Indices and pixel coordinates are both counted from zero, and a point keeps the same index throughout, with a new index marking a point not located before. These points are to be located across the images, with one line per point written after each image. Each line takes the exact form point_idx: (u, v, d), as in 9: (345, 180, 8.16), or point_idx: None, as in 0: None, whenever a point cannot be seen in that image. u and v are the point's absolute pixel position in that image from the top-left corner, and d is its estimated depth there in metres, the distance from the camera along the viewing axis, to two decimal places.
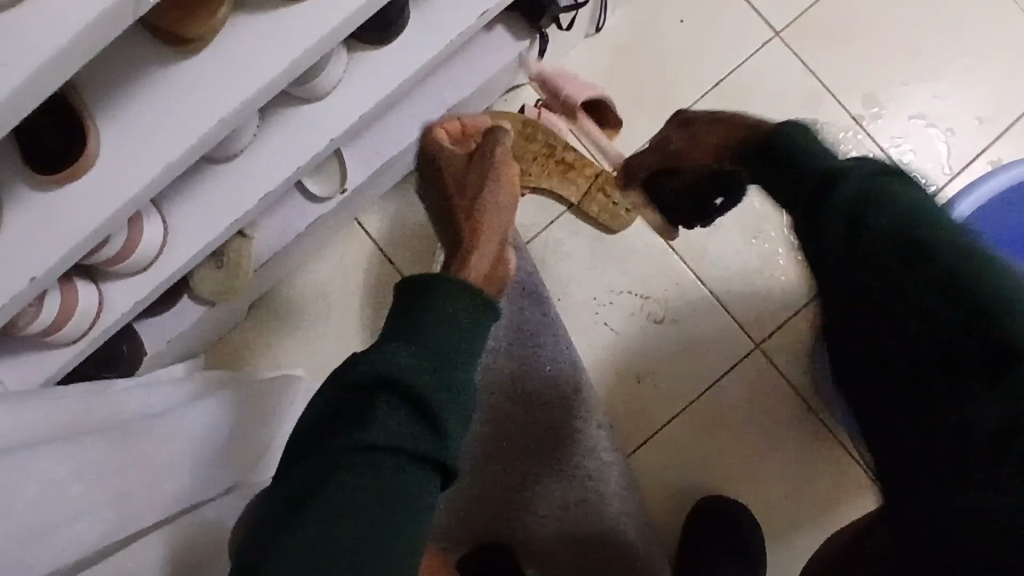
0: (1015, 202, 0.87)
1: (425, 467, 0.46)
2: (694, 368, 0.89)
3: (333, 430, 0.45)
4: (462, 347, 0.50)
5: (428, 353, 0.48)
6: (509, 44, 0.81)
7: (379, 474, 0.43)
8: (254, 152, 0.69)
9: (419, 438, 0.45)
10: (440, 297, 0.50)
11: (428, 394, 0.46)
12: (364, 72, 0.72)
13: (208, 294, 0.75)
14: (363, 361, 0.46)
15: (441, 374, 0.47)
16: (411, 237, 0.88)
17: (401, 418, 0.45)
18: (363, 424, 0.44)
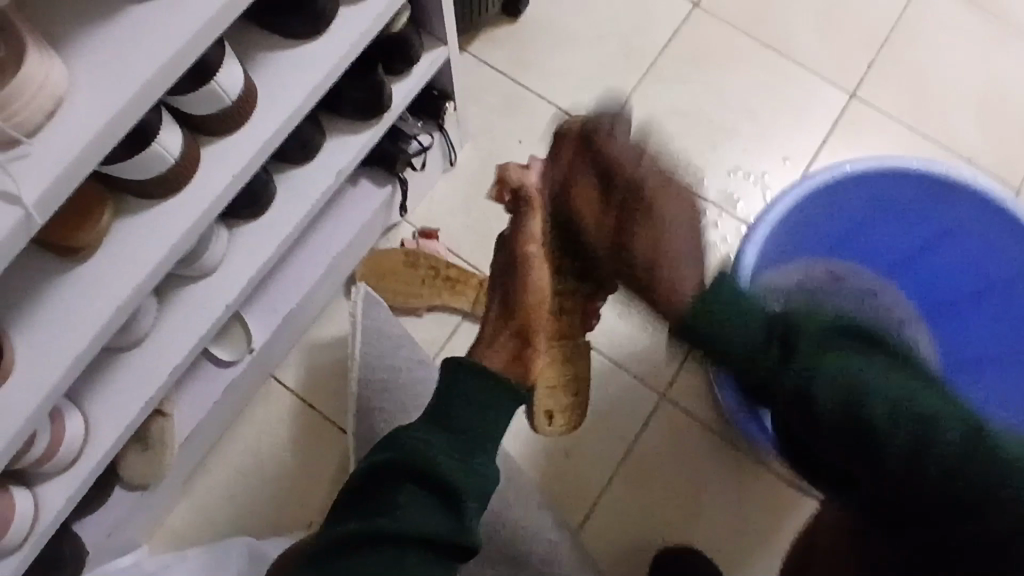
0: (811, 216, 0.88)
1: (446, 546, 0.53)
2: (612, 430, 0.97)
3: (367, 509, 0.53)
4: (481, 432, 0.56)
5: (467, 437, 0.56)
6: (373, 192, 0.94)
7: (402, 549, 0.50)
8: (159, 335, 0.76)
9: (440, 520, 0.52)
10: (478, 393, 0.56)
11: (450, 480, 0.53)
12: (246, 242, 0.81)
13: (139, 480, 0.83)
14: (397, 446, 0.54)
15: (463, 461, 0.55)
16: (327, 379, 0.98)
17: (424, 502, 0.52)
18: (395, 504, 0.52)
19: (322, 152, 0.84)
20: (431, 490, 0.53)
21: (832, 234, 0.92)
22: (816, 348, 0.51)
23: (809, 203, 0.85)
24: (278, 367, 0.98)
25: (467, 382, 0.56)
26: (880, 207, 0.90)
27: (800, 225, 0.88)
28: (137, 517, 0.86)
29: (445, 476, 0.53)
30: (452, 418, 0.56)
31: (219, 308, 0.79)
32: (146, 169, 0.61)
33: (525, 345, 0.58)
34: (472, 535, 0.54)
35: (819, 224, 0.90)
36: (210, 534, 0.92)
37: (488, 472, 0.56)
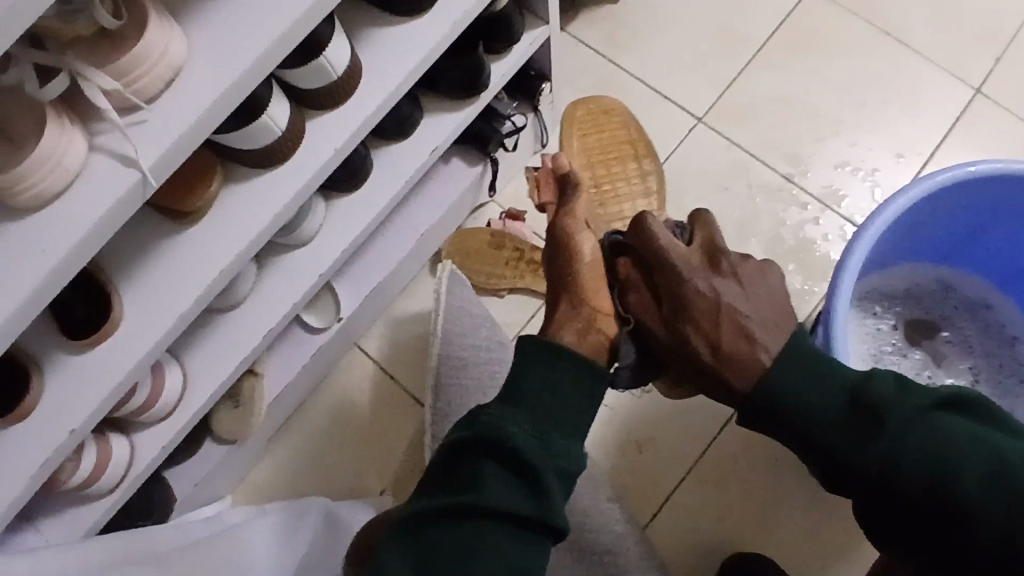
0: (921, 221, 0.82)
1: (531, 529, 0.47)
2: (689, 428, 0.94)
3: (442, 487, 0.48)
4: (564, 411, 0.50)
5: (545, 417, 0.49)
6: (464, 171, 0.94)
7: (481, 537, 0.45)
8: (254, 300, 0.80)
9: (521, 502, 0.46)
10: (548, 369, 0.50)
11: (531, 459, 0.47)
12: (340, 215, 0.83)
13: (229, 435, 0.88)
14: (477, 424, 0.49)
15: (547, 440, 0.48)
16: (408, 353, 1.00)
17: (505, 482, 0.47)
18: (474, 487, 0.46)
19: (418, 129, 0.84)
20: (507, 467, 0.47)
21: (933, 236, 0.85)
22: (910, 423, 0.51)
23: (927, 204, 0.79)
24: (362, 337, 1.01)
25: (535, 360, 0.50)
26: (1001, 213, 0.83)
27: (910, 227, 0.82)
28: (224, 468, 0.91)
29: (520, 454, 0.47)
30: (528, 395, 0.49)
31: (311, 278, 0.81)
32: (255, 139, 0.63)
33: (594, 313, 0.54)
34: (559, 517, 0.47)
35: (927, 227, 0.84)
36: (291, 489, 0.97)
37: (571, 451, 0.49)
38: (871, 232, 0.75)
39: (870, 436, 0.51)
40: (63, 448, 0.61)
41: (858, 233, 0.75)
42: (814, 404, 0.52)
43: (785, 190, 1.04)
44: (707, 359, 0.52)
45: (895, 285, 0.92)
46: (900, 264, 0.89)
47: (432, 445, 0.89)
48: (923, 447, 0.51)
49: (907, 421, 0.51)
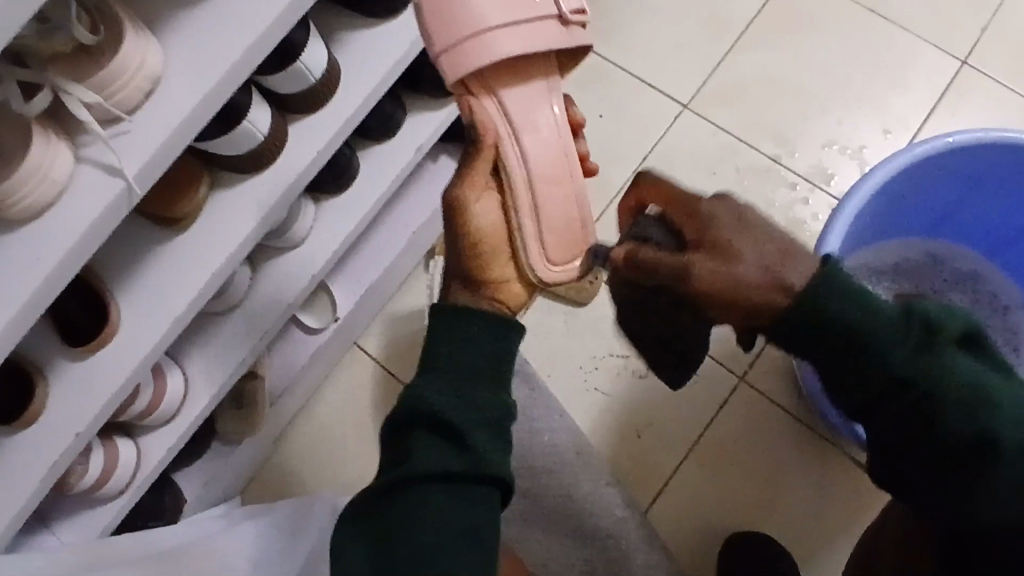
0: (903, 194, 0.82)
1: (472, 485, 0.49)
2: (686, 412, 0.95)
3: (382, 471, 0.50)
4: (478, 369, 0.52)
5: (461, 375, 0.51)
6: (452, 167, 0.96)
7: (423, 505, 0.47)
8: (250, 301, 0.82)
9: (454, 458, 0.48)
10: (458, 330, 0.52)
11: (456, 420, 0.49)
12: (330, 217, 0.85)
13: (233, 436, 0.91)
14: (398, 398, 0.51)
15: (468, 397, 0.50)
16: (406, 349, 1.02)
17: (437, 446, 0.49)
18: (408, 458, 0.48)
19: (402, 129, 0.86)
20: (434, 431, 0.49)
21: (914, 210, 0.86)
22: (951, 360, 0.46)
23: (915, 177, 0.79)
24: (362, 336, 1.02)
25: (444, 327, 0.53)
26: (983, 181, 0.82)
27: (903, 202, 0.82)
28: (232, 468, 0.93)
29: (444, 417, 0.49)
30: (438, 358, 0.52)
31: (305, 277, 0.83)
32: (238, 145, 0.65)
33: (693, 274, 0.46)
34: (494, 467, 0.49)
35: (912, 203, 0.84)
36: (298, 486, 0.99)
37: (492, 400, 0.51)
38: (858, 193, 0.75)
39: (907, 356, 0.45)
40: (73, 449, 0.63)
41: (836, 212, 0.75)
42: (875, 329, 0.44)
43: (772, 171, 1.04)
44: (772, 277, 0.44)
45: (886, 259, 0.91)
46: (884, 238, 0.89)
47: None
48: (969, 386, 0.46)
49: (948, 348, 0.46)
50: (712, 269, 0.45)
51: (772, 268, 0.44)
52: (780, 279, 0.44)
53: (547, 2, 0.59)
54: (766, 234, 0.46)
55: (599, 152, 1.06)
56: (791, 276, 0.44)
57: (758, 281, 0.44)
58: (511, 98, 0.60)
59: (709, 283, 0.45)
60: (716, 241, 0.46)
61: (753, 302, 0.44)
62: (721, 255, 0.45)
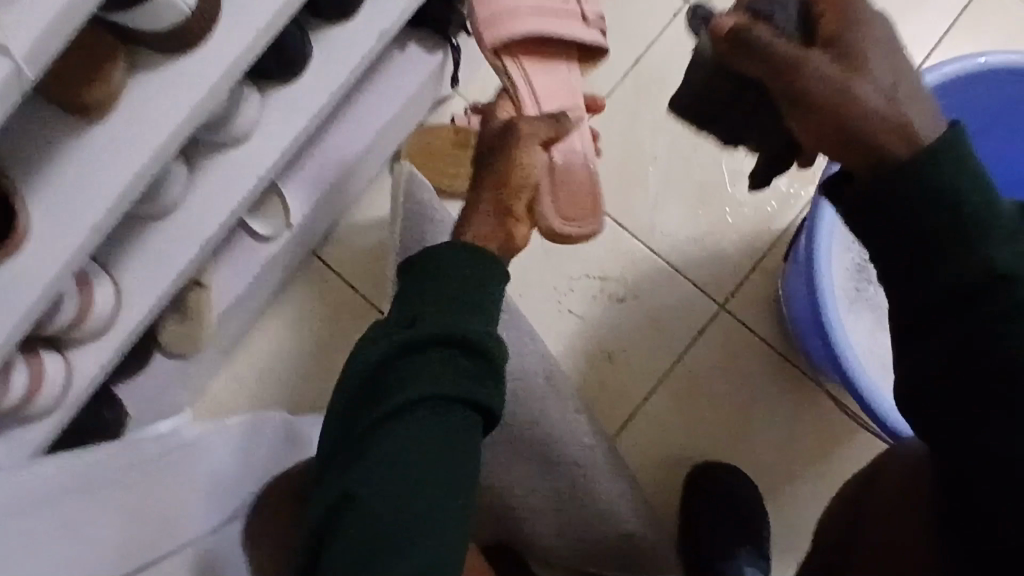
0: None
1: (467, 417, 0.47)
2: (662, 340, 0.90)
3: (370, 396, 0.47)
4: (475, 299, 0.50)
5: (460, 299, 0.50)
6: (422, 59, 0.84)
7: (418, 433, 0.45)
8: (189, 203, 0.73)
9: (454, 384, 0.46)
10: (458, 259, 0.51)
11: (458, 342, 0.47)
12: (279, 111, 0.74)
13: (178, 350, 0.84)
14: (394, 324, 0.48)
15: (467, 324, 0.49)
16: (368, 262, 0.94)
17: (437, 370, 0.46)
18: (406, 379, 0.46)
19: (364, 10, 0.74)
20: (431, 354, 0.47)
21: None
22: None
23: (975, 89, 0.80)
24: (320, 245, 0.94)
25: (452, 257, 0.51)
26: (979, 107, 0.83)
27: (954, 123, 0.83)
28: (177, 382, 0.87)
29: (447, 337, 0.47)
30: (437, 279, 0.51)
31: (250, 180, 0.74)
32: (160, 16, 0.54)
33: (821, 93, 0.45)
34: (489, 399, 0.48)
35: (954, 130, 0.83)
36: (251, 400, 0.93)
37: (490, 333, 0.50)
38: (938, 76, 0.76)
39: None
40: None
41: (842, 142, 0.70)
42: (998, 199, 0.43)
43: None
44: (895, 127, 0.44)
45: None
46: None
47: None
48: None
49: None
50: (840, 83, 0.45)
51: (893, 100, 0.45)
52: (903, 118, 0.45)
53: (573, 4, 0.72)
54: (895, 65, 0.46)
55: None
56: (913, 119, 0.45)
57: (879, 111, 0.45)
58: (533, 70, 0.72)
59: (843, 103, 0.44)
60: (851, 57, 0.45)
61: (875, 140, 0.45)
62: (851, 71, 0.45)
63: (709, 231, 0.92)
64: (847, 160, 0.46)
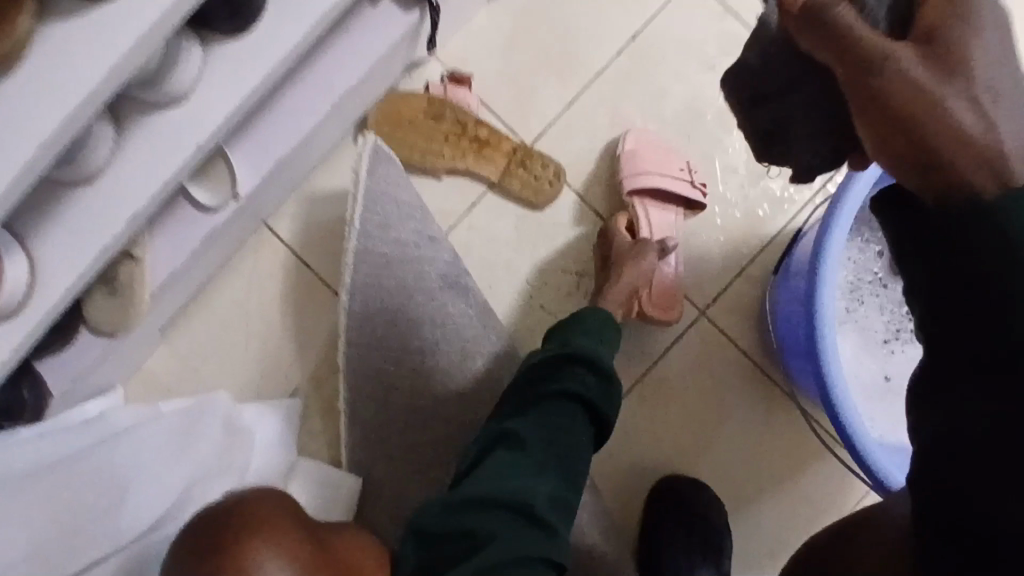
0: None
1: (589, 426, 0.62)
2: (638, 344, 0.85)
3: (534, 383, 0.64)
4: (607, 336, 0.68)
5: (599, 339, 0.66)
6: (398, 18, 0.75)
7: (553, 431, 0.60)
8: (118, 169, 0.63)
9: (590, 393, 0.62)
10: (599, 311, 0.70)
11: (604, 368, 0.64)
12: (224, 68, 0.65)
13: (106, 327, 0.72)
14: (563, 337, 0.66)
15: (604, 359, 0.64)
16: (324, 237, 0.85)
17: (588, 383, 0.63)
18: (558, 375, 0.63)
19: None
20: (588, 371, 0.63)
21: None
22: None
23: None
24: (272, 215, 0.85)
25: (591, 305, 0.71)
26: None
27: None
28: (103, 364, 0.76)
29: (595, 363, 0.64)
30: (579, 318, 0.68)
31: (192, 147, 0.64)
32: None
33: (895, 91, 0.36)
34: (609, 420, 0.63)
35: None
36: (188, 384, 0.84)
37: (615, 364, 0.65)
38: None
39: None
40: None
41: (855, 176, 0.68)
42: None
43: None
44: (974, 155, 0.36)
45: None
46: None
47: (347, 349, 0.78)
48: None
49: None
50: (923, 84, 0.36)
51: (991, 116, 0.36)
52: (1000, 150, 0.36)
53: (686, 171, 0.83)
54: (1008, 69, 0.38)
55: (579, 22, 0.86)
56: (1015, 156, 0.36)
57: (969, 132, 0.36)
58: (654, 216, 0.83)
59: (909, 105, 0.36)
60: (947, 55, 0.37)
61: (938, 167, 0.36)
62: (940, 72, 0.37)
63: (695, 231, 0.86)
64: (916, 184, 0.38)
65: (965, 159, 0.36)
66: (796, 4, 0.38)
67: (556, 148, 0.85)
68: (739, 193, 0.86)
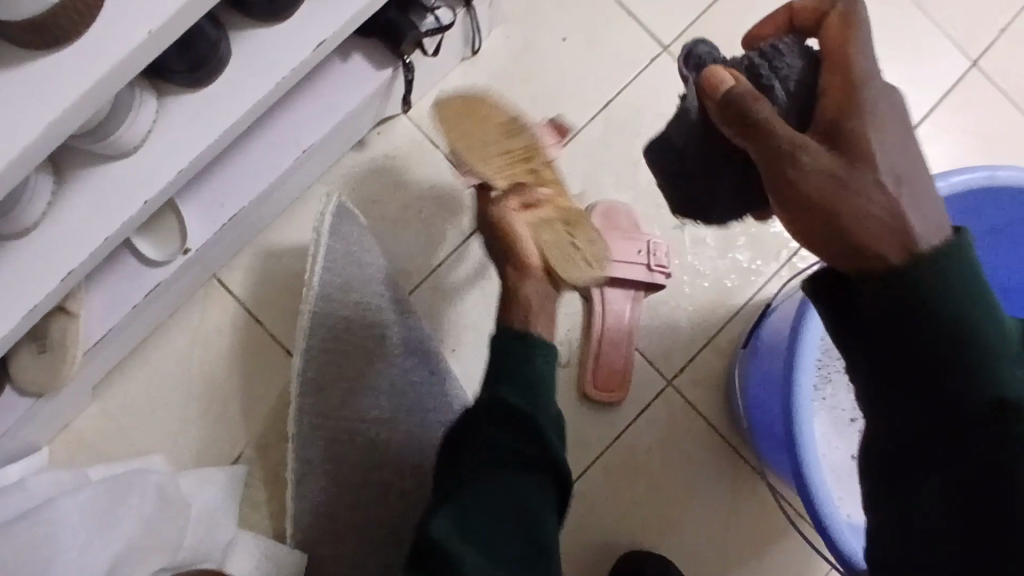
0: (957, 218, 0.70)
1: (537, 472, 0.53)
2: (604, 414, 0.83)
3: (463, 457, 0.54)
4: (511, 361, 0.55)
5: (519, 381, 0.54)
6: (369, 74, 0.73)
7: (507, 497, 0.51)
8: (54, 224, 0.58)
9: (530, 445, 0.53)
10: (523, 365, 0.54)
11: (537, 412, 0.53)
12: (179, 119, 0.61)
13: (33, 387, 0.66)
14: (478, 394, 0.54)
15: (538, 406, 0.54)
16: (280, 293, 0.81)
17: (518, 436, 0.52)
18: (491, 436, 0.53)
19: (304, 9, 0.62)
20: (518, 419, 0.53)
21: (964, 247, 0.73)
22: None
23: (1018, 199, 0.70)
24: (224, 269, 0.80)
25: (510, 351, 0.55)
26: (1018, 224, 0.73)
27: (993, 232, 0.74)
28: (26, 426, 0.69)
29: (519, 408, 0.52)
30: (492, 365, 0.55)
31: (138, 202, 0.60)
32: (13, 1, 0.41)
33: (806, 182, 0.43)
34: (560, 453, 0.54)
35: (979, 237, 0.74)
36: (117, 448, 0.77)
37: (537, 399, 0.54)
38: (953, 182, 0.66)
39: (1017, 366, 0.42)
40: None
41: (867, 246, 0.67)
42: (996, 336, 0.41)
43: None
44: (886, 236, 0.42)
45: None
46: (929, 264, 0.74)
47: (298, 418, 0.74)
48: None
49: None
50: (834, 173, 0.43)
51: (900, 199, 0.43)
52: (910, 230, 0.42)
53: (641, 253, 0.82)
54: (908, 156, 0.44)
55: (551, 89, 0.85)
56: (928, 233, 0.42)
57: (878, 216, 0.43)
58: (608, 296, 0.82)
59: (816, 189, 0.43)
60: (851, 141, 0.43)
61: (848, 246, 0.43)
62: (847, 161, 0.43)
63: (663, 300, 0.85)
64: (835, 259, 0.44)
65: (874, 236, 0.42)
66: (716, 95, 0.45)
67: None
68: (708, 264, 0.85)
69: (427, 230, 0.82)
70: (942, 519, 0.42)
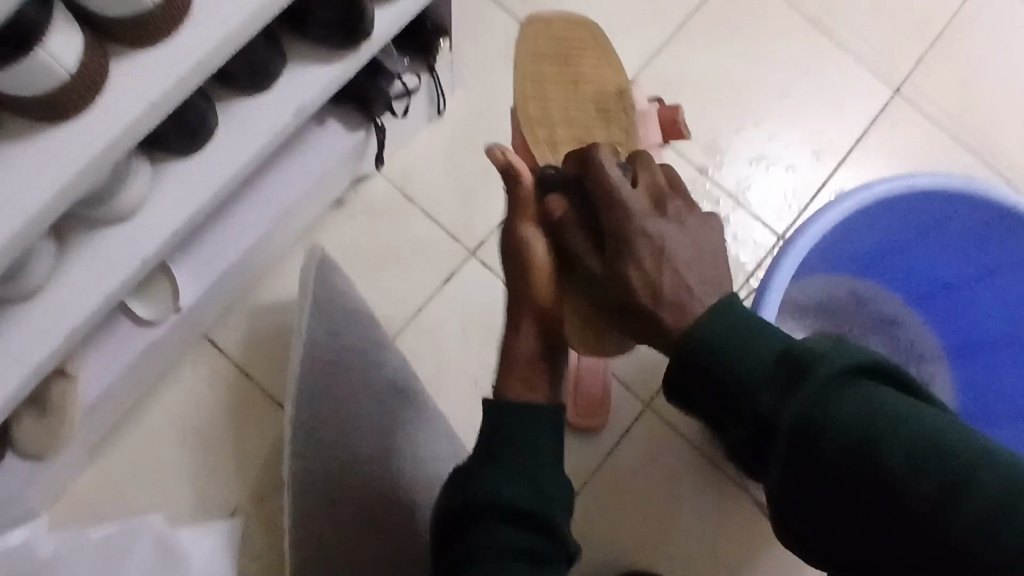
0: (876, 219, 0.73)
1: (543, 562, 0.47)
2: (587, 439, 0.86)
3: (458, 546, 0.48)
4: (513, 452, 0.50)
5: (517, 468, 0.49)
6: (344, 136, 0.79)
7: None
8: (57, 287, 0.62)
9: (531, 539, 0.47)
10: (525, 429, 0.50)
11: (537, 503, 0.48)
12: (172, 184, 0.66)
13: (34, 450, 0.68)
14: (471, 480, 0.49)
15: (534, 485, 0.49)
16: (268, 347, 0.84)
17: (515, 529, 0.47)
18: (489, 530, 0.47)
19: (282, 79, 0.69)
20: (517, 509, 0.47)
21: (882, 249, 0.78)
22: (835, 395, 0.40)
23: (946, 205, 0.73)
24: (213, 327, 0.84)
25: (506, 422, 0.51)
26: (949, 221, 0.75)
27: (926, 227, 0.76)
28: (27, 491, 0.71)
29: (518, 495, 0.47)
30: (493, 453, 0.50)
31: (135, 262, 0.64)
32: (28, 78, 0.46)
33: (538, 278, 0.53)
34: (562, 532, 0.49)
35: (910, 244, 0.78)
36: (117, 507, 0.79)
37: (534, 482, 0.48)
38: (874, 191, 0.70)
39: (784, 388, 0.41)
40: None
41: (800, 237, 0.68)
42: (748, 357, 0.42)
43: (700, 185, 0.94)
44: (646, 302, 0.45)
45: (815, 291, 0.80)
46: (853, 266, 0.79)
47: (291, 461, 0.77)
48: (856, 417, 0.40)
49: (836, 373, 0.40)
50: (617, 264, 0.46)
51: (682, 271, 0.46)
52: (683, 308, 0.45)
53: None
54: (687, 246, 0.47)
55: (513, 138, 0.92)
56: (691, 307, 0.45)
57: (645, 292, 0.45)
58: None
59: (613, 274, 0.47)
60: (616, 233, 0.47)
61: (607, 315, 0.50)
62: (613, 250, 0.47)
63: None
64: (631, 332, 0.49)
65: (656, 300, 0.45)
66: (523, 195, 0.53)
67: (497, 253, 0.89)
68: None
69: (407, 276, 0.87)
70: (867, 529, 0.41)
